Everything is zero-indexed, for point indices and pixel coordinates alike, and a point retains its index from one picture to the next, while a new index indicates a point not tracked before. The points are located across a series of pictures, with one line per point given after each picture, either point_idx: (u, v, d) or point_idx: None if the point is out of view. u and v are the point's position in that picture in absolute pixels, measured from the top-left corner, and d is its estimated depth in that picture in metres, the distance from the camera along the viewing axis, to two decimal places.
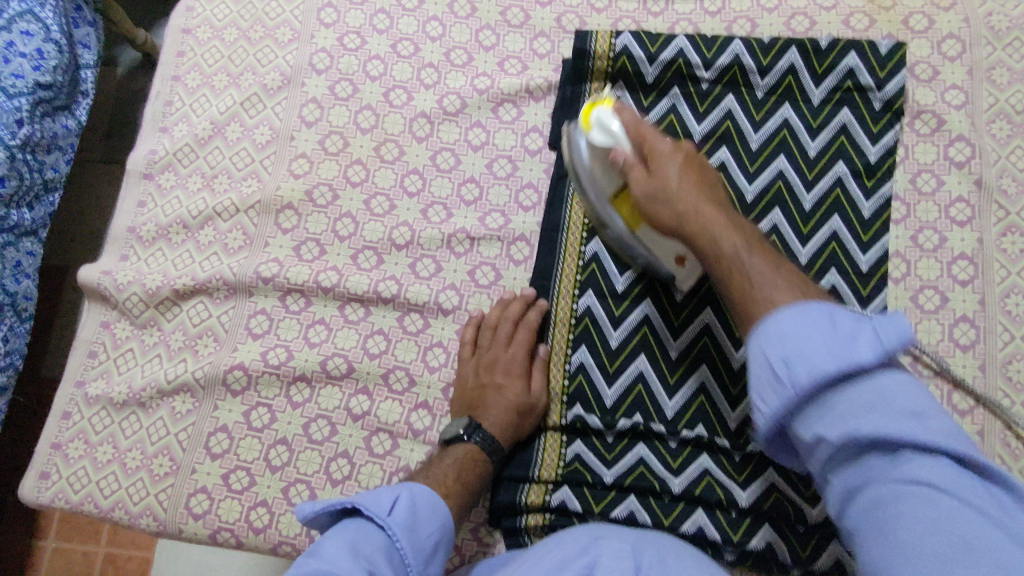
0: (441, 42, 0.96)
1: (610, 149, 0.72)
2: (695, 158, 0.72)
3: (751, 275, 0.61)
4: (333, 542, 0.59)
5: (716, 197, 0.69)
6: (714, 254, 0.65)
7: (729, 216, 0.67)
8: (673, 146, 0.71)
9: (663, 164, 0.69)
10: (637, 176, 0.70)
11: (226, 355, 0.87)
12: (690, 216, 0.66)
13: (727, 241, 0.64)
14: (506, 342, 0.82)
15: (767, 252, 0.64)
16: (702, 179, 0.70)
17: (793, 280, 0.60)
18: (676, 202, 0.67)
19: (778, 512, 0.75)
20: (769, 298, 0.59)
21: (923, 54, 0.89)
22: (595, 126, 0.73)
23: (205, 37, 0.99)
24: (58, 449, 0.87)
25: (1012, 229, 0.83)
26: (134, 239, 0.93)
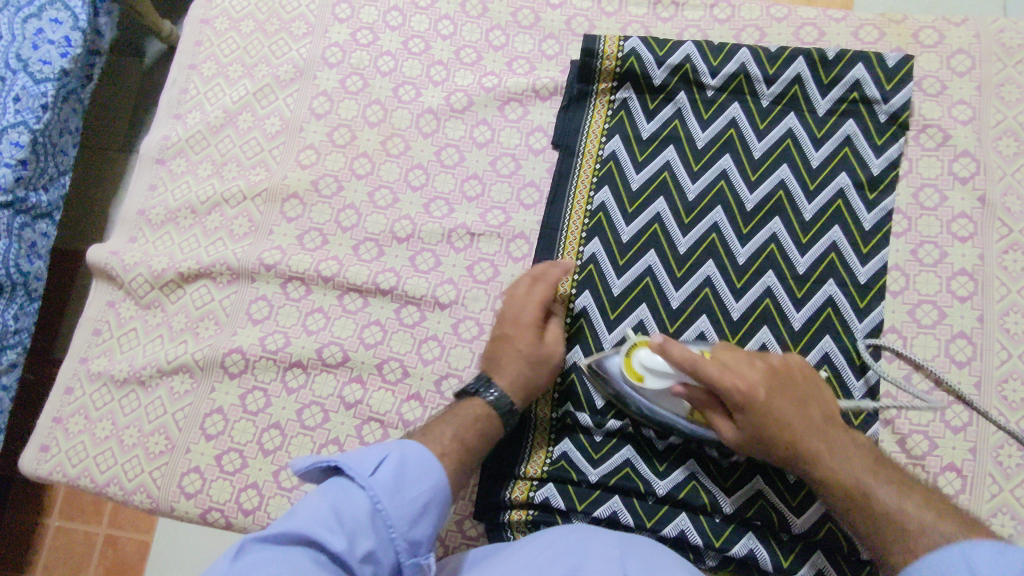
0: (452, 40, 0.97)
1: (669, 386, 0.72)
2: (784, 372, 0.71)
3: (893, 513, 0.62)
4: (314, 501, 0.60)
5: (808, 401, 0.70)
6: (833, 488, 0.66)
7: (843, 440, 0.68)
8: (747, 385, 0.69)
9: (779, 410, 0.69)
10: (730, 427, 0.70)
11: (226, 339, 0.89)
12: (792, 441, 0.68)
13: (845, 473, 0.66)
14: (520, 294, 0.80)
15: (884, 473, 0.65)
16: (803, 402, 0.70)
17: (953, 516, 0.60)
18: (795, 435, 0.68)
19: (762, 519, 0.75)
20: (913, 530, 0.60)
21: (932, 68, 0.89)
22: (642, 373, 0.73)
23: (223, 27, 1.01)
24: (59, 423, 0.89)
25: (1014, 247, 0.82)
26: (143, 222, 0.95)
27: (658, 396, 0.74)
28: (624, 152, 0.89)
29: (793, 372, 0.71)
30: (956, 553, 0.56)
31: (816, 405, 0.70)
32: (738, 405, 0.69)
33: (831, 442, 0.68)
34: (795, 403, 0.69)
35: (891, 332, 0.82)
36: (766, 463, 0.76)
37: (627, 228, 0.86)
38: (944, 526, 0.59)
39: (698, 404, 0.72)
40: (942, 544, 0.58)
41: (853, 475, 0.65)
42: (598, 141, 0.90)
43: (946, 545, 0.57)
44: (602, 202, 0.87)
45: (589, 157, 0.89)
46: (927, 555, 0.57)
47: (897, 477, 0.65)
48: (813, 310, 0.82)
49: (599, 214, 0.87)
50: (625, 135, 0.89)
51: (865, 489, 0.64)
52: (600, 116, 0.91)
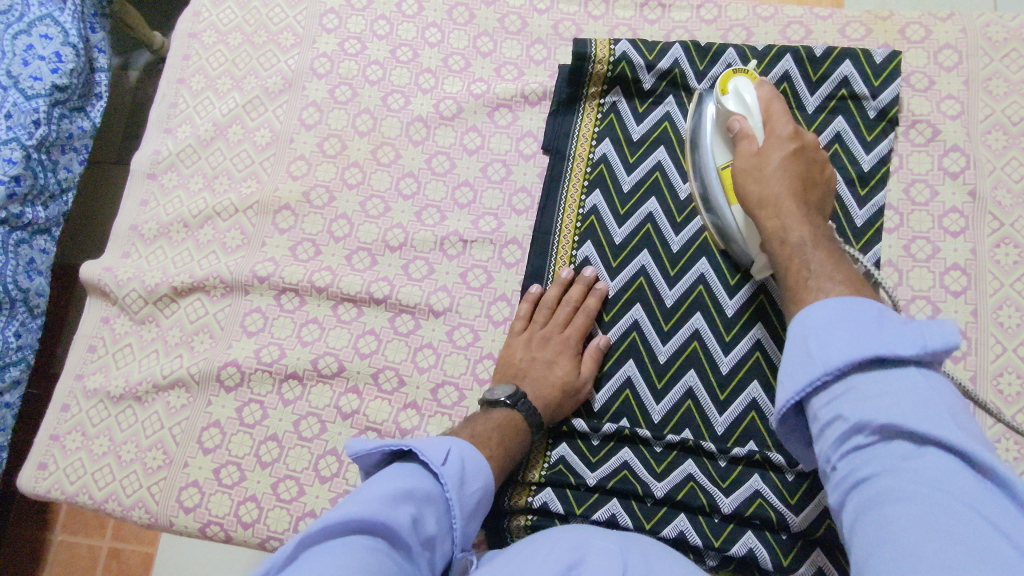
0: (440, 48, 0.97)
1: (738, 115, 0.75)
2: (813, 153, 0.72)
3: (807, 263, 0.63)
4: (385, 483, 0.59)
5: (808, 191, 0.70)
6: (783, 256, 0.66)
7: (806, 215, 0.68)
8: (797, 130, 0.72)
9: (772, 177, 0.69)
10: (747, 148, 0.73)
11: (221, 352, 0.89)
12: (767, 199, 0.69)
13: (790, 232, 0.67)
14: (563, 324, 0.83)
15: (831, 252, 0.64)
16: (809, 183, 0.70)
17: (852, 279, 0.61)
18: (761, 181, 0.70)
19: (761, 519, 0.75)
20: (822, 281, 0.61)
21: (919, 64, 0.89)
22: (731, 93, 0.76)
23: (211, 41, 1.01)
24: (56, 440, 0.89)
25: (1006, 240, 0.83)
26: (136, 237, 0.95)
27: (727, 122, 0.77)
28: (615, 154, 0.89)
29: (811, 154, 0.72)
30: (829, 314, 0.54)
31: (818, 215, 0.69)
32: (755, 201, 0.70)
33: (788, 208, 0.68)
34: (796, 184, 0.69)
35: None
36: (764, 461, 0.76)
37: (620, 230, 0.86)
38: (840, 280, 0.60)
39: (737, 134, 0.75)
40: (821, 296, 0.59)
41: (802, 243, 0.65)
42: (588, 144, 0.90)
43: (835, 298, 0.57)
44: (594, 205, 0.87)
45: (580, 160, 0.89)
46: (832, 302, 0.55)
47: (862, 283, 0.61)
48: None
49: (591, 217, 0.87)
50: (616, 138, 0.89)
51: (799, 249, 0.65)
52: (590, 120, 0.91)
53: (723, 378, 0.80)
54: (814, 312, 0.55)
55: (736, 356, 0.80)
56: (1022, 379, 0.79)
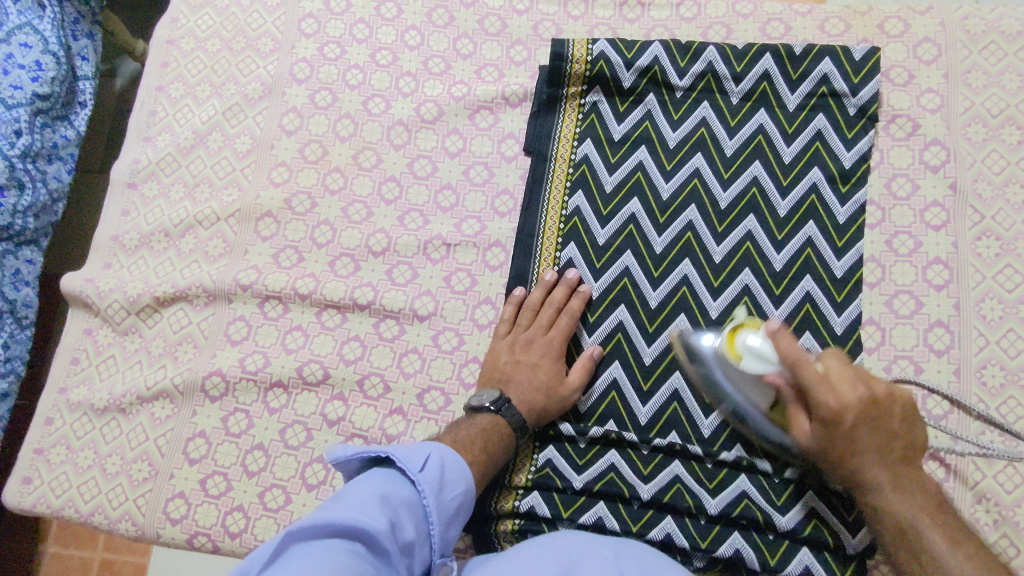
0: (419, 51, 0.97)
1: (763, 378, 0.70)
2: (888, 397, 0.67)
3: (940, 570, 0.62)
4: (362, 489, 0.59)
5: (887, 436, 0.67)
6: (892, 526, 0.66)
7: (911, 500, 0.66)
8: (843, 404, 0.66)
9: (851, 442, 0.67)
10: (812, 432, 0.68)
11: (205, 361, 0.88)
12: (868, 484, 0.67)
13: (892, 510, 0.66)
14: (547, 326, 0.83)
15: (946, 526, 0.64)
16: (892, 442, 0.67)
17: (978, 561, 0.61)
18: (863, 466, 0.67)
19: (748, 519, 0.75)
20: (941, 571, 0.62)
21: (898, 58, 0.89)
22: (743, 357, 0.72)
23: (189, 48, 1.00)
24: (41, 454, 0.89)
25: (988, 233, 0.83)
26: (117, 247, 0.95)
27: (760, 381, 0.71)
28: (596, 155, 0.89)
29: (887, 403, 0.67)
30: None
31: (903, 456, 0.67)
32: (825, 419, 0.66)
33: (875, 470, 0.67)
34: (876, 434, 0.66)
35: (869, 324, 0.82)
36: (750, 461, 0.76)
37: (603, 231, 0.86)
38: (970, 564, 0.61)
39: (795, 417, 0.70)
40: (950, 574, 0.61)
41: (901, 513, 0.65)
42: (570, 145, 0.89)
43: None
44: (576, 207, 0.87)
45: (562, 161, 0.89)
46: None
47: (966, 543, 0.63)
48: (792, 306, 0.81)
49: (574, 219, 0.87)
50: (597, 139, 0.89)
51: (899, 515, 0.65)
52: (571, 121, 0.90)
53: None
54: None
55: None
56: (1005, 371, 0.79)
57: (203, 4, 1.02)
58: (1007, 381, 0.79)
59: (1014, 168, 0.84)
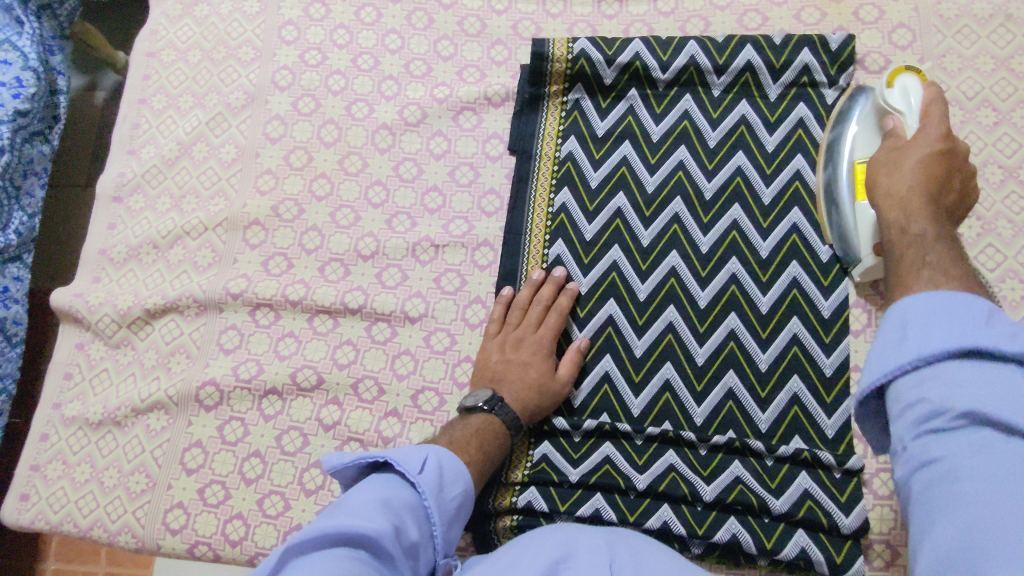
0: (400, 54, 0.97)
1: (895, 112, 0.73)
2: (960, 160, 0.64)
3: (924, 260, 0.55)
4: (363, 495, 0.59)
5: (944, 194, 0.62)
6: (888, 233, 0.61)
7: (926, 218, 0.59)
8: (950, 133, 0.65)
9: (913, 146, 0.65)
10: (892, 147, 0.68)
11: (198, 371, 0.89)
12: (897, 194, 0.62)
13: (898, 215, 0.61)
14: (536, 324, 0.84)
15: (964, 270, 0.54)
16: (945, 184, 0.62)
17: (966, 278, 0.52)
18: (896, 176, 0.64)
19: (743, 504, 0.76)
20: (910, 280, 0.54)
21: (874, 45, 0.90)
22: (897, 87, 0.74)
23: (169, 59, 1.00)
24: (37, 471, 0.89)
25: (968, 214, 0.84)
26: (106, 261, 0.95)
27: (885, 114, 0.75)
28: (581, 151, 0.89)
29: (957, 168, 0.63)
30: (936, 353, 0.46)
31: (936, 202, 0.61)
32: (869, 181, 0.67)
33: (920, 198, 0.61)
34: (930, 180, 0.62)
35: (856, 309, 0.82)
36: (743, 448, 0.77)
37: (590, 226, 0.87)
38: (941, 281, 0.52)
39: (889, 132, 0.72)
40: (929, 286, 0.52)
41: (919, 232, 0.58)
42: (554, 143, 0.90)
43: (927, 288, 0.51)
44: (563, 203, 0.88)
45: (547, 159, 0.90)
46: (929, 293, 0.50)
47: (975, 286, 0.52)
48: (779, 294, 0.82)
49: (561, 216, 0.87)
50: (581, 135, 0.90)
51: (914, 237, 0.58)
52: (554, 118, 0.91)
53: (699, 368, 0.81)
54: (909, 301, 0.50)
55: (711, 346, 0.81)
56: None
57: (182, 15, 1.02)
58: None
59: (991, 150, 0.85)
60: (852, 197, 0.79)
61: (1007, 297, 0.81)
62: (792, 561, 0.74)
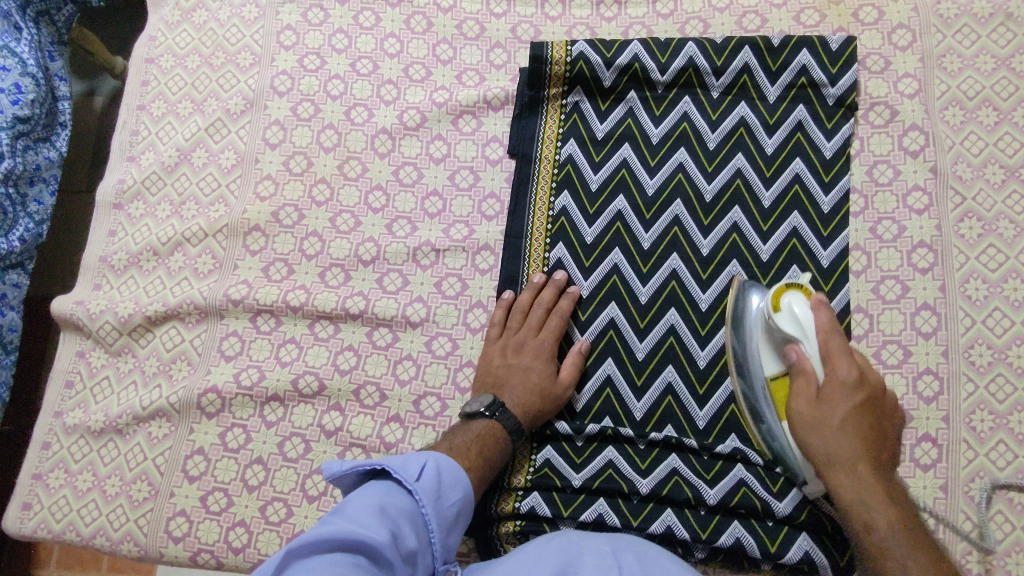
0: (399, 58, 0.97)
1: (794, 341, 0.71)
2: (880, 400, 0.68)
3: (888, 541, 0.63)
4: (360, 503, 0.59)
5: (875, 442, 0.67)
6: (862, 543, 0.65)
7: (881, 506, 0.64)
8: (861, 375, 0.68)
9: (840, 395, 0.68)
10: (807, 386, 0.70)
11: (200, 378, 0.88)
12: (831, 460, 0.67)
13: (875, 537, 0.64)
14: (537, 327, 0.83)
15: (921, 544, 0.62)
16: (880, 438, 0.68)
17: (935, 559, 0.61)
18: (829, 441, 0.67)
19: (747, 508, 0.75)
20: (895, 574, 0.61)
21: (874, 45, 0.90)
22: (784, 311, 0.72)
23: (168, 65, 1.00)
24: (39, 479, 0.88)
25: (969, 215, 0.84)
26: (106, 268, 0.95)
27: (780, 339, 0.73)
28: (581, 154, 0.89)
29: (880, 403, 0.68)
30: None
31: (877, 468, 0.66)
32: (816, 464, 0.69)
33: (858, 470, 0.66)
34: (863, 439, 0.67)
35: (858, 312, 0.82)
36: (746, 452, 0.77)
37: (590, 229, 0.87)
38: (922, 572, 0.60)
39: (794, 365, 0.72)
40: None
41: (889, 531, 0.63)
42: (554, 146, 0.90)
43: None
44: (563, 207, 0.88)
45: (547, 162, 0.89)
46: None
47: (940, 564, 0.61)
48: None
49: (561, 219, 0.87)
50: (580, 138, 0.90)
51: (884, 538, 0.63)
52: (554, 121, 0.91)
53: (701, 371, 0.80)
54: None
55: (713, 349, 0.81)
56: (992, 350, 0.80)
57: (180, 21, 1.01)
58: (994, 359, 0.80)
59: (992, 150, 0.85)
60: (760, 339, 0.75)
61: (1008, 298, 0.81)
62: (796, 566, 0.74)
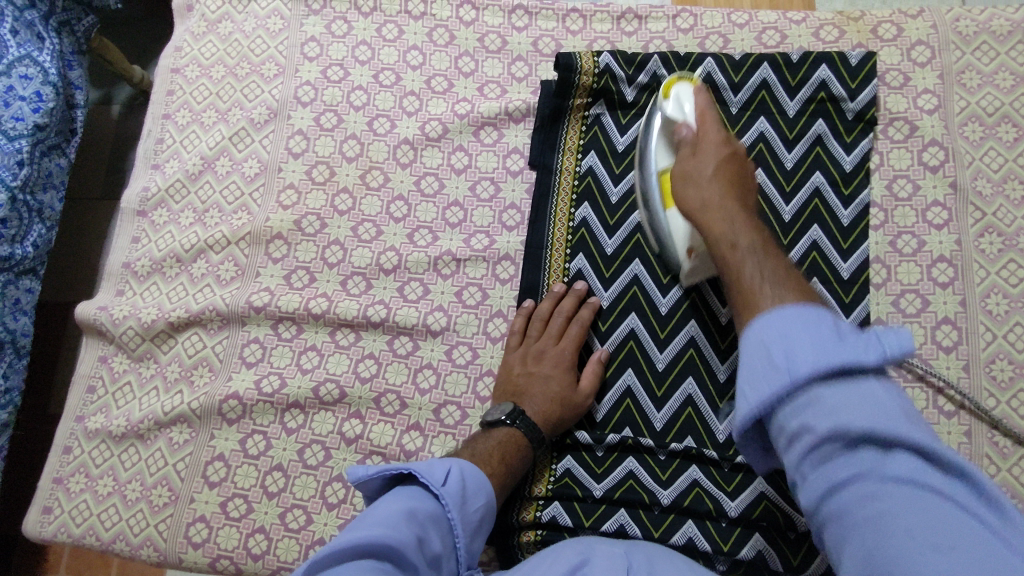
0: (422, 70, 0.98)
1: (677, 122, 0.75)
2: (744, 164, 0.70)
3: (761, 270, 0.57)
4: (387, 507, 0.59)
5: (745, 198, 0.67)
6: (715, 246, 0.63)
7: (747, 228, 0.62)
8: (726, 137, 0.71)
9: (706, 149, 0.70)
10: (685, 154, 0.71)
11: (221, 385, 0.89)
12: (709, 206, 0.66)
13: (728, 234, 0.62)
14: (557, 336, 0.84)
15: (789, 272, 0.57)
16: (744, 192, 0.68)
17: (806, 291, 0.54)
18: (711, 199, 0.66)
19: (768, 521, 0.75)
20: (740, 267, 0.59)
21: (893, 62, 0.91)
22: (671, 100, 0.76)
23: (193, 76, 1.02)
24: (60, 484, 0.89)
25: (989, 229, 0.84)
26: (129, 274, 0.96)
27: (670, 126, 0.77)
28: (601, 166, 0.90)
29: (740, 154, 0.70)
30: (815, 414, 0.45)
31: (745, 209, 0.65)
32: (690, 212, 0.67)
33: (729, 210, 0.64)
34: (731, 188, 0.66)
35: (877, 324, 0.83)
36: None
37: (611, 240, 0.87)
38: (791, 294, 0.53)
39: (682, 140, 0.73)
40: (774, 305, 0.51)
41: (750, 249, 0.60)
42: (574, 158, 0.91)
43: (772, 309, 0.51)
44: (583, 218, 0.88)
45: (567, 174, 0.90)
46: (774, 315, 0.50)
47: (807, 290, 0.55)
48: None
49: (581, 230, 0.88)
50: (601, 150, 0.91)
51: (748, 254, 0.60)
52: (574, 133, 0.92)
53: (721, 384, 0.81)
54: (771, 317, 0.50)
55: (734, 362, 0.81)
56: (1014, 364, 0.80)
57: (206, 32, 1.03)
58: (1016, 374, 0.80)
59: (1012, 165, 0.86)
60: (660, 203, 0.78)
61: None
62: None
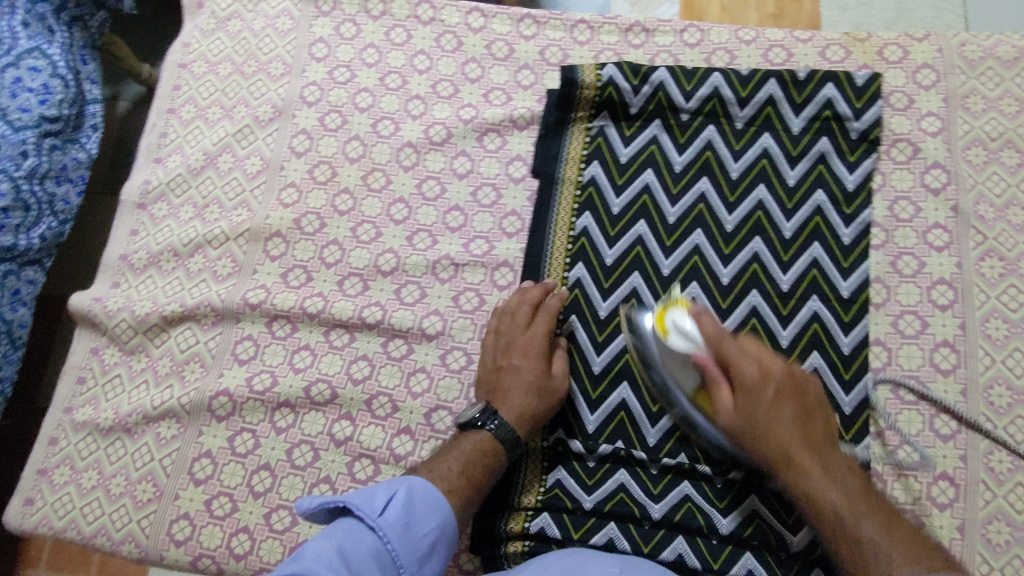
0: (428, 75, 0.99)
1: (689, 353, 0.73)
2: (793, 378, 0.71)
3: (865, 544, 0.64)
4: (321, 545, 0.60)
5: (810, 427, 0.70)
6: (808, 497, 0.68)
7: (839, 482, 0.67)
8: (765, 368, 0.70)
9: (770, 410, 0.69)
10: (724, 396, 0.71)
11: (212, 381, 0.88)
12: (786, 457, 0.68)
13: (820, 490, 0.67)
14: (525, 327, 0.82)
15: (874, 508, 0.65)
16: (807, 413, 0.70)
17: (912, 542, 0.63)
18: (778, 436, 0.69)
19: (760, 539, 0.75)
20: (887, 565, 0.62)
21: (898, 84, 0.91)
22: (671, 330, 0.74)
23: (201, 72, 1.02)
24: (44, 475, 0.88)
25: (990, 254, 0.84)
26: (126, 266, 0.95)
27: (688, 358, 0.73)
28: (603, 176, 0.90)
29: (799, 382, 0.71)
30: None
31: (804, 422, 0.70)
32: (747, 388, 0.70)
33: (805, 461, 0.68)
34: (796, 424, 0.69)
35: (876, 344, 0.82)
36: (760, 483, 0.76)
37: (610, 250, 0.87)
38: (895, 542, 0.63)
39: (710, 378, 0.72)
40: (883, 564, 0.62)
41: (839, 515, 0.66)
42: (577, 167, 0.91)
43: None
44: (584, 227, 0.88)
45: (569, 183, 0.90)
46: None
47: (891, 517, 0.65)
48: (799, 326, 0.82)
49: (581, 240, 0.88)
50: (604, 161, 0.90)
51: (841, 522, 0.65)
52: (578, 143, 0.92)
53: None
54: None
55: None
56: (1011, 391, 0.79)
57: (215, 29, 1.03)
58: (1013, 400, 0.79)
59: (1014, 191, 0.86)
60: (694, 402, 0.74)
61: None
62: None
